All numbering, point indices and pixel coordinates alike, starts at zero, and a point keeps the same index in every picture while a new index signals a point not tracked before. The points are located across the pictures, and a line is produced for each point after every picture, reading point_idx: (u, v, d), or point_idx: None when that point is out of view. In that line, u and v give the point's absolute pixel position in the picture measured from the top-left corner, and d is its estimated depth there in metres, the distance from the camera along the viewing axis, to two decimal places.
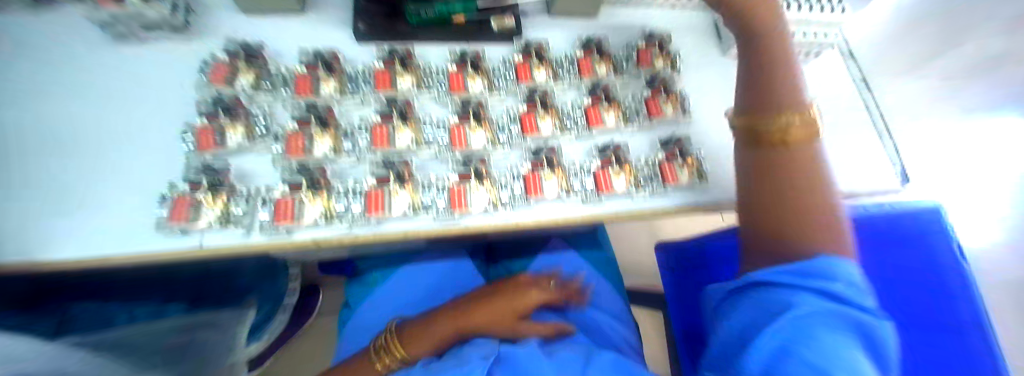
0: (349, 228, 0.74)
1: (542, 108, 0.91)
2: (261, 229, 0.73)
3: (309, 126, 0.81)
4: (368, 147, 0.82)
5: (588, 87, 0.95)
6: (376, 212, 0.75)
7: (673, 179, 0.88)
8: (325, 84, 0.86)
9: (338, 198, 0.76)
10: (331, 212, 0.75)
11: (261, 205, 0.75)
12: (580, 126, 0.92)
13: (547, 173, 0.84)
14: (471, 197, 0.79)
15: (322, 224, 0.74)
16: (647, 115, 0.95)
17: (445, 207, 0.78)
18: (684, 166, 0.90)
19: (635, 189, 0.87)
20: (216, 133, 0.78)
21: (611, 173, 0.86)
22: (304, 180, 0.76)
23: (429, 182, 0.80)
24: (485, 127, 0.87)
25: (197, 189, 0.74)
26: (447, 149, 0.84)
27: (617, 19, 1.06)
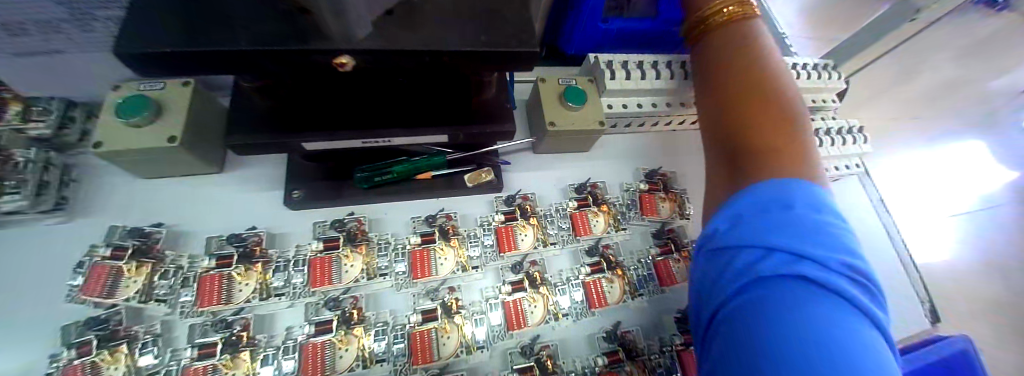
0: (286, 337, 0.54)
1: (523, 217, 0.65)
2: (187, 314, 0.54)
3: (229, 265, 0.56)
4: (304, 285, 0.57)
5: (574, 188, 0.68)
6: (323, 285, 0.56)
7: (671, 281, 0.63)
8: (231, 242, 0.58)
9: (276, 272, 0.57)
10: (244, 336, 0.53)
11: (185, 285, 0.56)
12: (564, 234, 0.65)
13: (521, 223, 0.64)
14: (439, 344, 0.55)
15: (252, 330, 0.54)
16: (640, 215, 0.68)
17: (406, 274, 0.59)
18: (667, 200, 0.70)
19: (617, 230, 0.66)
20: (111, 277, 0.54)
21: (590, 216, 0.65)
22: (235, 252, 0.57)
23: (387, 243, 0.61)
24: (454, 244, 0.62)
25: (88, 352, 0.50)
26: (406, 281, 0.59)
27: (623, 144, 0.74)
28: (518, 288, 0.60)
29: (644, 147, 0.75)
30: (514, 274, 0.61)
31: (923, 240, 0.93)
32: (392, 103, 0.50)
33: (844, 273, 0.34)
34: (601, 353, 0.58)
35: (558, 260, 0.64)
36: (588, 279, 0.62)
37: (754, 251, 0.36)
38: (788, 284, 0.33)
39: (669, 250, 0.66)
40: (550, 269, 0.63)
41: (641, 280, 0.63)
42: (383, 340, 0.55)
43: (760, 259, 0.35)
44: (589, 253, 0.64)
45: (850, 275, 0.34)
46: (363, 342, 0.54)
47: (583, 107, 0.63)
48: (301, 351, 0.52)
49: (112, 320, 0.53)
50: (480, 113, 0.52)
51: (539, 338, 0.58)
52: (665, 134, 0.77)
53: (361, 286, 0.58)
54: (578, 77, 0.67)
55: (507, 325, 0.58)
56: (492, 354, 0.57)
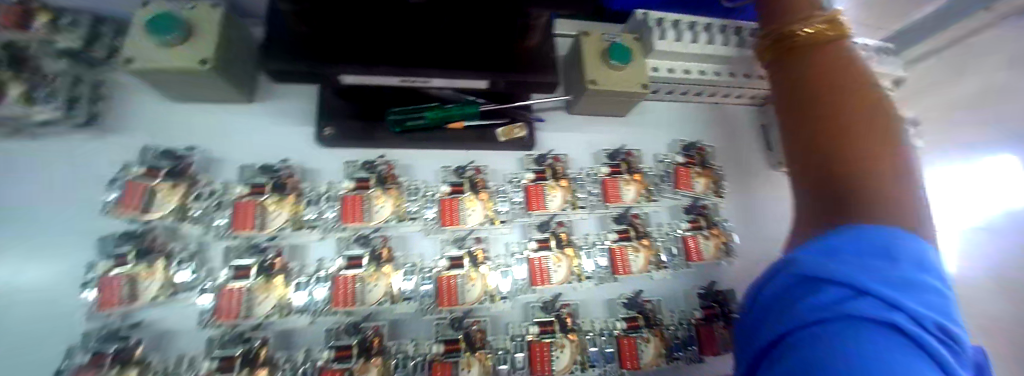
0: (319, 269, 0.56)
1: (554, 178, 0.64)
2: (222, 236, 0.55)
3: (262, 193, 0.57)
4: (336, 221, 0.58)
5: (607, 154, 0.67)
6: (355, 223, 0.58)
7: (698, 257, 0.64)
8: (261, 173, 0.58)
9: (310, 204, 0.58)
10: (278, 262, 0.55)
11: (219, 209, 0.57)
12: (594, 200, 0.65)
13: (551, 184, 0.64)
14: (464, 290, 0.57)
15: (286, 259, 0.56)
16: (672, 187, 0.67)
17: (435, 220, 0.60)
18: (700, 175, 0.68)
19: (646, 200, 0.66)
20: (146, 194, 0.55)
21: (622, 183, 0.65)
22: (268, 182, 0.57)
23: (416, 190, 0.62)
24: (483, 197, 0.62)
25: (125, 265, 0.52)
26: (435, 227, 0.60)
27: (660, 112, 0.72)
28: (544, 246, 0.61)
29: (681, 118, 0.72)
30: (541, 233, 0.62)
31: None
32: (432, 42, 0.48)
33: (933, 331, 0.31)
34: (621, 318, 0.60)
35: (583, 224, 0.64)
36: (615, 246, 0.62)
37: (841, 290, 0.33)
38: (882, 332, 0.30)
39: (700, 226, 0.66)
40: (576, 232, 0.63)
41: (668, 252, 0.64)
42: (411, 280, 0.57)
43: (848, 299, 0.32)
44: (616, 220, 0.64)
45: (939, 334, 0.31)
46: (392, 279, 0.56)
47: (626, 66, 0.60)
48: (333, 281, 0.55)
49: (150, 235, 0.55)
50: (527, 62, 0.50)
51: (561, 296, 0.60)
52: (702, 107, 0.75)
53: (390, 227, 0.59)
54: (622, 33, 0.64)
55: (531, 280, 0.59)
56: (514, 304, 0.59)
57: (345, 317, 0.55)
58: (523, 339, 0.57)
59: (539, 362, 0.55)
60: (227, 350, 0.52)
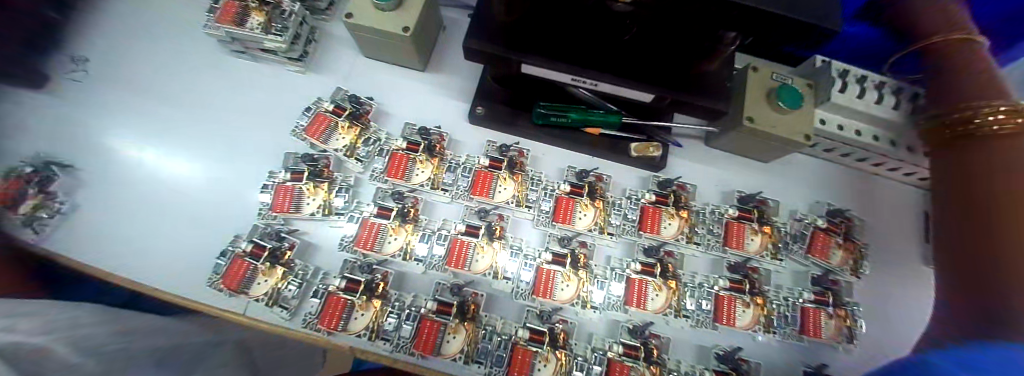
0: (441, 228, 0.62)
1: (675, 206, 0.63)
2: (376, 178, 0.65)
3: (415, 151, 0.64)
4: (465, 190, 0.63)
5: (739, 198, 0.64)
6: (481, 196, 0.62)
7: (816, 334, 0.58)
8: (416, 133, 0.66)
9: (449, 170, 0.64)
10: (413, 211, 0.62)
11: (378, 155, 0.66)
12: (712, 239, 0.62)
13: (671, 211, 0.62)
14: (560, 287, 0.58)
15: (420, 211, 0.63)
16: (804, 252, 0.62)
17: (549, 214, 0.63)
18: (838, 249, 0.62)
19: (770, 255, 0.62)
20: (330, 127, 0.66)
21: (747, 231, 0.61)
22: (422, 142, 0.65)
23: (539, 181, 0.65)
24: (598, 205, 0.63)
25: (299, 180, 0.63)
26: (548, 220, 0.63)
27: (803, 169, 0.67)
28: (647, 270, 0.59)
29: (824, 182, 0.67)
30: (646, 257, 0.61)
31: None
32: (616, 48, 0.50)
33: None
34: (711, 369, 0.57)
35: (692, 260, 0.62)
36: (723, 293, 0.59)
37: None
38: None
39: (825, 302, 0.59)
40: (683, 265, 0.61)
41: (781, 318, 0.59)
42: (515, 263, 0.60)
43: None
44: (732, 268, 0.61)
45: None
46: (498, 256, 0.60)
47: (791, 111, 0.57)
48: (451, 242, 0.60)
49: (323, 161, 0.65)
50: (700, 86, 0.50)
51: (651, 325, 0.58)
52: (854, 175, 0.68)
53: (508, 208, 0.63)
54: (795, 77, 0.61)
55: (626, 299, 0.58)
56: (602, 316, 0.59)
57: (451, 276, 0.60)
58: (603, 354, 0.56)
59: None
60: (354, 274, 0.59)
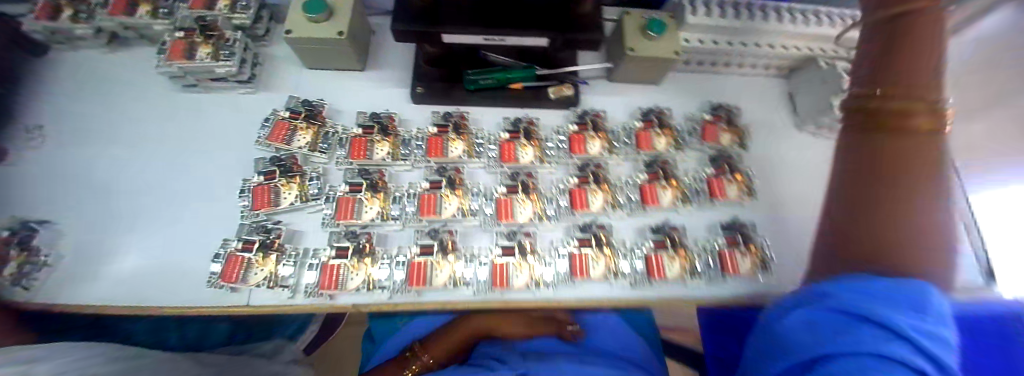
0: (411, 188, 0.74)
1: (594, 129, 0.78)
2: (343, 160, 0.75)
3: (371, 134, 0.76)
4: (423, 156, 0.76)
5: (640, 111, 0.81)
6: (436, 157, 0.75)
7: (722, 195, 0.75)
8: (371, 115, 0.78)
9: (404, 143, 0.76)
10: (381, 181, 0.73)
11: (340, 145, 0.76)
12: (628, 148, 0.78)
13: (591, 134, 0.78)
14: (518, 211, 0.71)
15: (387, 178, 0.74)
16: (700, 140, 0.80)
17: (495, 158, 0.76)
18: (719, 133, 0.80)
19: (673, 148, 0.79)
20: (289, 131, 0.76)
21: (652, 134, 0.78)
22: (375, 124, 0.76)
23: (484, 135, 0.78)
24: (535, 143, 0.77)
25: (274, 177, 0.72)
26: (496, 164, 0.76)
27: (683, 82, 0.86)
28: (583, 181, 0.74)
29: (702, 90, 0.86)
30: (581, 172, 0.76)
31: None
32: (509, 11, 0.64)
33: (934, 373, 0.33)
34: (649, 239, 0.70)
35: (617, 167, 0.78)
36: (645, 184, 0.75)
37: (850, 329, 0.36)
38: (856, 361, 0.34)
39: (724, 172, 0.76)
40: (610, 172, 0.77)
41: (693, 193, 0.76)
42: (478, 200, 0.73)
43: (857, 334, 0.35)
44: (652, 227, 0.72)
45: None
46: (461, 201, 0.72)
47: (659, 35, 0.73)
48: (420, 198, 0.72)
49: (291, 157, 0.74)
50: (578, 24, 0.65)
51: (597, 220, 0.72)
52: (725, 77, 0.87)
53: (461, 162, 0.75)
54: (659, 13, 0.77)
55: (572, 205, 0.72)
56: (558, 226, 0.72)
57: (426, 225, 0.71)
58: (566, 249, 0.69)
59: (577, 268, 0.67)
60: (342, 241, 0.68)
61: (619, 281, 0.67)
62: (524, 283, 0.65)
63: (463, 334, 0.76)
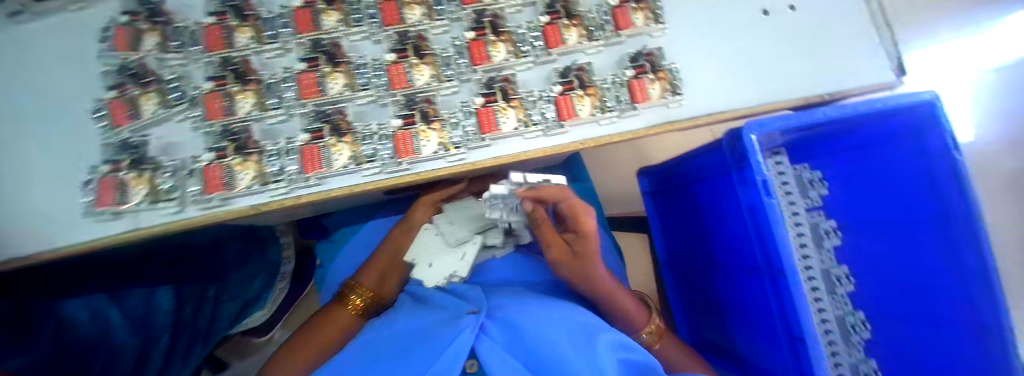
0: (287, 143, 1.06)
1: (504, 100, 1.08)
2: (199, 128, 1.04)
3: (225, 157, 1.00)
4: (297, 173, 1.02)
5: (483, 87, 1.10)
6: (311, 170, 1.01)
7: (567, 113, 1.06)
8: (237, 108, 1.06)
9: (269, 165, 1.02)
10: (248, 145, 1.03)
11: (188, 177, 1.00)
12: (550, 120, 1.07)
13: (492, 40, 1.12)
14: (420, 144, 1.04)
15: (262, 135, 1.07)
16: (632, 99, 1.07)
17: (390, 156, 1.04)
18: (570, 28, 1.13)
19: (585, 40, 1.13)
20: (118, 189, 0.94)
21: (574, 98, 1.07)
22: (226, 147, 1.01)
23: (367, 131, 1.07)
24: (434, 128, 1.06)
25: (116, 170, 0.96)
26: (392, 159, 1.04)
27: None
28: (489, 100, 1.08)
29: None
30: (473, 143, 1.06)
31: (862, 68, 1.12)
32: None
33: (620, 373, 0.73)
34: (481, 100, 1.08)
35: (513, 140, 1.06)
36: (562, 98, 1.07)
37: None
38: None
39: (645, 72, 1.08)
40: (506, 148, 1.06)
41: (610, 100, 1.08)
42: (367, 149, 1.05)
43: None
44: (557, 75, 1.12)
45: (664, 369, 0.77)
46: (352, 148, 1.04)
47: None
48: (302, 151, 1.02)
49: (141, 74, 1.04)
50: None
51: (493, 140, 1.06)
52: None
53: (349, 169, 1.03)
54: None
55: (397, 151, 1.04)
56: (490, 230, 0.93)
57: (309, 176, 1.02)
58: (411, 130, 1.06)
59: (401, 144, 1.04)
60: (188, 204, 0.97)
61: (450, 153, 1.04)
62: (343, 162, 1.02)
63: (391, 251, 1.20)
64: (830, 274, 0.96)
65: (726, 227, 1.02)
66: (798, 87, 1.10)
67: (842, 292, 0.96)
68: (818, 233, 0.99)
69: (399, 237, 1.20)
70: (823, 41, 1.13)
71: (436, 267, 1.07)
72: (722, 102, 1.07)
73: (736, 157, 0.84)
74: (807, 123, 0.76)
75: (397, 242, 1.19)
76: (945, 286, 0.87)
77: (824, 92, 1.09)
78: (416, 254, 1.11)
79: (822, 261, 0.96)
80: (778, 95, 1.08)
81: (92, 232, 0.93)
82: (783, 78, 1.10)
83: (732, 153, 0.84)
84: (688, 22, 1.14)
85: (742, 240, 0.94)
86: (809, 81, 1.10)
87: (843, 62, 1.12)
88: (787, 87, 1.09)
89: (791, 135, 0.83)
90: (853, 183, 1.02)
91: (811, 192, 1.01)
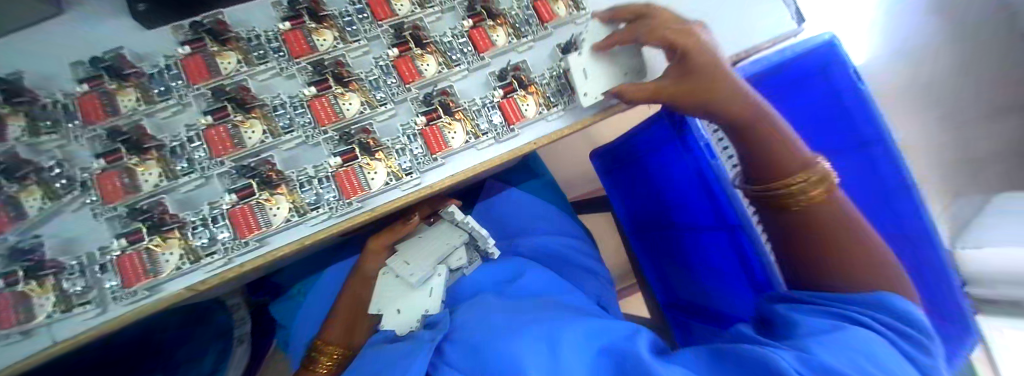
0: (212, 209, 0.66)
1: (521, 89, 0.80)
2: (98, 213, 0.67)
3: (142, 239, 0.61)
4: (338, 199, 0.66)
5: (562, 51, 0.85)
6: (356, 194, 0.66)
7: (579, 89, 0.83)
8: (246, 130, 0.66)
9: (196, 234, 0.64)
10: (165, 216, 0.63)
11: (104, 272, 0.65)
12: (565, 97, 0.83)
13: (418, 53, 0.75)
14: (448, 137, 0.72)
15: (152, 132, 0.68)
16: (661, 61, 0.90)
17: (424, 153, 0.72)
18: (496, 27, 0.82)
19: (515, 38, 0.83)
20: (21, 306, 0.60)
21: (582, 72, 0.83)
22: (251, 182, 0.64)
23: (398, 143, 0.72)
24: (460, 118, 0.74)
25: (16, 282, 0.60)
26: (425, 157, 0.71)
27: None
28: (508, 91, 0.79)
29: None
30: (507, 131, 0.77)
31: (754, 19, 1.04)
32: None
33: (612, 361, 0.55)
34: (498, 89, 0.79)
35: (547, 126, 0.81)
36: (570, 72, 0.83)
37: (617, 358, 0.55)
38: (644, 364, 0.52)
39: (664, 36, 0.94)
40: (543, 139, 0.80)
41: None
42: (405, 159, 0.70)
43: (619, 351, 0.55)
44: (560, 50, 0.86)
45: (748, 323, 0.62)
46: (388, 163, 0.69)
47: None
48: (337, 177, 0.66)
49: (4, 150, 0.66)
50: None
51: (530, 135, 0.79)
52: None
53: (392, 186, 0.68)
54: None
55: (429, 150, 0.71)
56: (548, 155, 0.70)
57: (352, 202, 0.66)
58: (416, 132, 0.72)
59: (433, 141, 0.71)
60: (236, 253, 0.62)
61: (482, 140, 0.75)
62: (382, 182, 0.68)
63: (354, 291, 0.89)
64: None
65: (676, 184, 1.01)
66: (718, 55, 0.99)
67: None
68: None
69: (359, 285, 0.89)
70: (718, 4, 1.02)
71: (407, 312, 0.80)
72: None
73: (676, 125, 0.86)
74: None
75: (355, 288, 0.89)
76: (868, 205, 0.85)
77: (741, 51, 1.01)
78: (381, 303, 0.84)
79: None
80: None
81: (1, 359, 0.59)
82: None
83: (672, 123, 0.86)
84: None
85: (695, 197, 0.95)
86: (729, 42, 1.01)
87: (746, 16, 1.04)
88: None
89: None
90: None
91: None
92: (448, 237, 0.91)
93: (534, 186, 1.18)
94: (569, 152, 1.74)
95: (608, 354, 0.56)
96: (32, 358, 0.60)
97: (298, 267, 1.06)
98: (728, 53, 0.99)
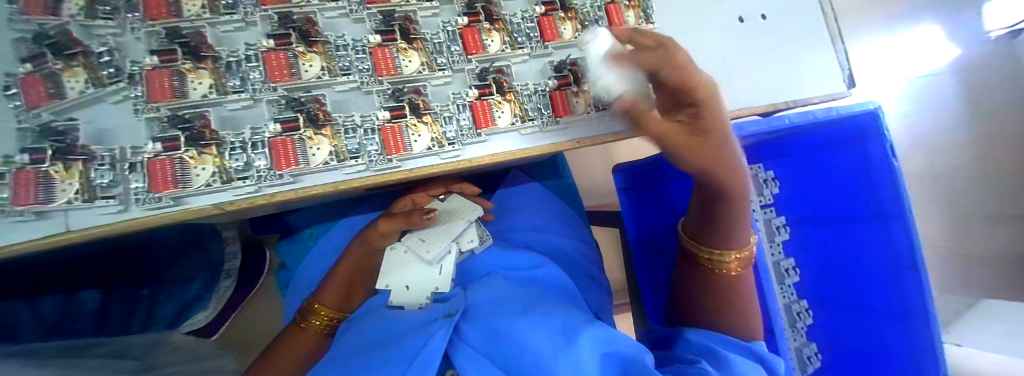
0: (253, 134, 0.66)
1: (575, 84, 0.78)
2: (140, 111, 0.67)
3: (178, 149, 0.60)
4: (379, 153, 0.66)
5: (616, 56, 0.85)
6: (396, 152, 0.66)
7: (566, 111, 0.76)
8: (305, 63, 0.67)
9: (232, 155, 0.63)
10: (206, 131, 0.62)
11: (131, 171, 0.65)
12: None
13: (486, 27, 0.75)
14: (496, 115, 0.72)
15: (212, 43, 0.68)
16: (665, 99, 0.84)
17: (469, 126, 0.71)
18: (566, 20, 0.81)
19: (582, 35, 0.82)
20: (42, 184, 0.58)
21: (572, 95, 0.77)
22: (298, 116, 0.64)
23: (447, 111, 0.71)
24: (511, 99, 0.74)
25: (41, 161, 0.58)
26: (470, 130, 0.71)
27: None
28: (562, 83, 0.77)
29: None
30: (554, 123, 0.76)
31: (813, 71, 1.03)
32: None
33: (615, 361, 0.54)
34: (554, 79, 0.77)
35: (596, 129, 0.79)
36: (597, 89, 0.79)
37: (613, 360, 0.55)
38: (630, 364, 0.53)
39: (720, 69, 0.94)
40: (587, 140, 0.78)
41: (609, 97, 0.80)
42: (449, 128, 0.70)
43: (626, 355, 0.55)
44: None
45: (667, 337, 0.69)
46: (433, 128, 0.69)
47: None
48: (382, 132, 0.66)
49: (59, 28, 0.65)
50: None
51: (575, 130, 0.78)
52: None
53: (434, 150, 0.69)
54: None
55: (475, 123, 0.71)
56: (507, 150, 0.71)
57: (395, 159, 0.67)
58: (467, 103, 0.72)
59: (481, 115, 0.71)
60: (268, 184, 0.63)
61: (527, 126, 0.74)
62: (424, 144, 0.68)
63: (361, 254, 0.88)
64: (779, 266, 1.02)
65: None
66: (772, 98, 0.98)
67: (788, 281, 1.01)
68: (770, 226, 1.03)
69: (362, 253, 0.88)
70: (783, 47, 1.01)
71: (416, 290, 0.80)
72: (749, 104, 0.95)
73: None
74: (773, 127, 0.83)
75: (358, 253, 0.88)
76: (882, 275, 0.92)
77: (796, 99, 1.00)
78: (390, 279, 0.83)
79: (774, 254, 1.01)
80: (755, 101, 0.96)
81: (13, 233, 0.58)
82: (755, 87, 0.96)
83: None
84: (726, 25, 0.97)
85: None
86: (784, 88, 0.99)
87: (807, 64, 1.02)
88: (761, 95, 0.96)
89: (754, 138, 0.87)
90: (799, 183, 1.06)
91: (765, 191, 1.04)
92: (463, 212, 0.92)
93: (559, 187, 1.22)
94: (589, 163, 1.74)
95: (612, 355, 0.55)
96: (42, 240, 0.59)
97: (317, 210, 1.10)
98: (781, 98, 0.98)
